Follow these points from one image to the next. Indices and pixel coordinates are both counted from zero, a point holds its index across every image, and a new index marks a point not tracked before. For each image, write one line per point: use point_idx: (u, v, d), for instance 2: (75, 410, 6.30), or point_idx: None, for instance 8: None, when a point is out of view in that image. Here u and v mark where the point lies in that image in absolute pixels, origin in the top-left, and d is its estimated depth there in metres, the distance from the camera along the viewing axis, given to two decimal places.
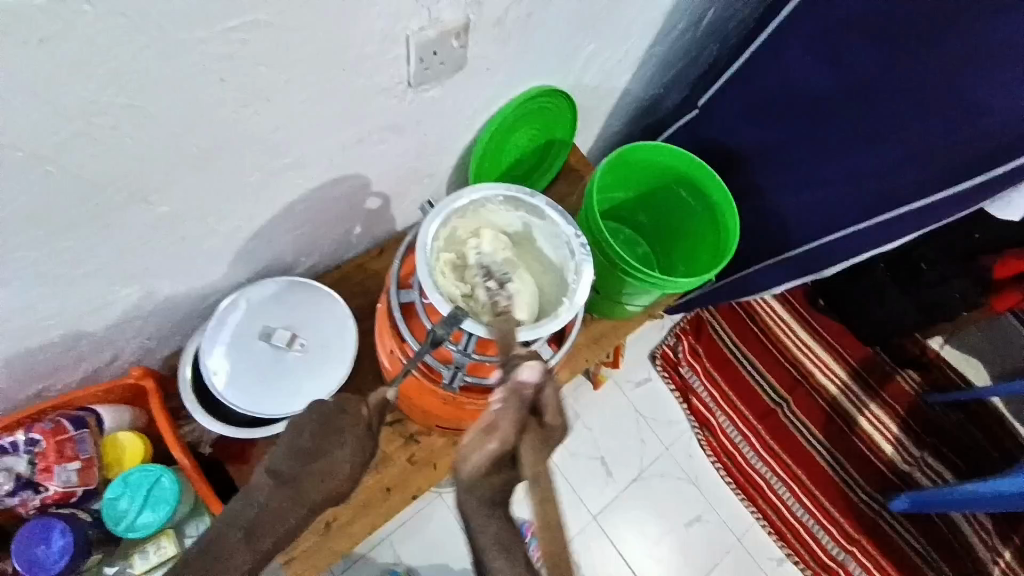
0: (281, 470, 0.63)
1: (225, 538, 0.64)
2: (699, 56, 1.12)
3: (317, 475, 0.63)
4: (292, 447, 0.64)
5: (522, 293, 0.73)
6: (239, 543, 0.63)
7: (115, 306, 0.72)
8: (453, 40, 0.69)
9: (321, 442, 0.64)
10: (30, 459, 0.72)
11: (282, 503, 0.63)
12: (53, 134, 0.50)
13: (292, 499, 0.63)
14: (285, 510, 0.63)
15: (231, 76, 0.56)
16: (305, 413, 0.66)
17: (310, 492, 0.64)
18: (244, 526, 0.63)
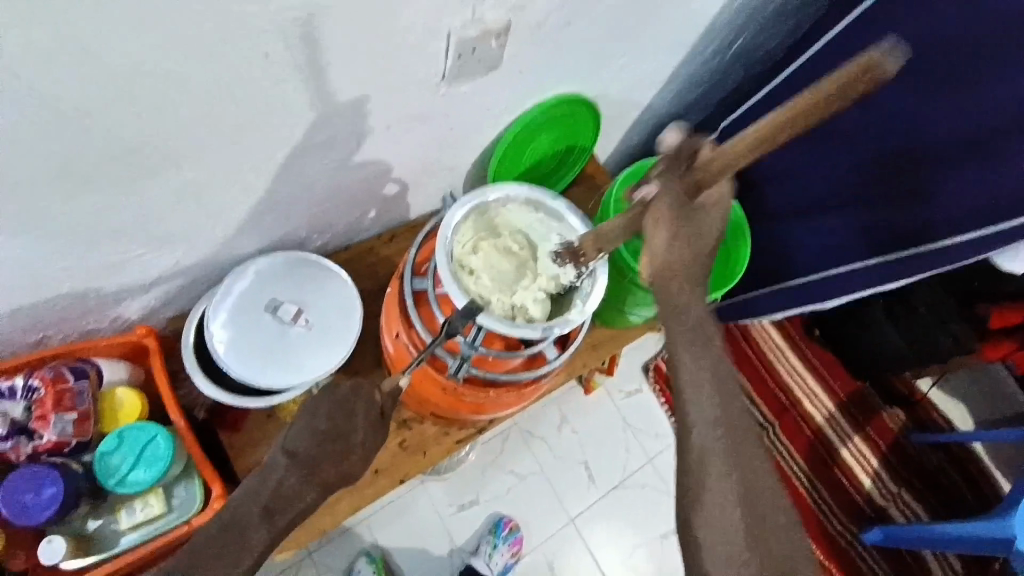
0: (300, 448, 0.66)
1: (241, 515, 0.64)
2: (728, 77, 1.13)
3: (333, 454, 0.67)
4: (309, 429, 0.67)
5: (531, 297, 0.75)
6: (256, 518, 0.63)
7: (130, 265, 0.73)
8: (493, 40, 0.69)
9: (337, 422, 0.67)
10: (26, 405, 0.73)
11: (297, 482, 0.65)
12: (97, 92, 0.51)
13: (308, 479, 0.65)
14: (300, 489, 0.65)
15: (275, 52, 0.56)
16: (317, 395, 0.69)
17: (325, 472, 0.67)
18: (262, 504, 0.64)
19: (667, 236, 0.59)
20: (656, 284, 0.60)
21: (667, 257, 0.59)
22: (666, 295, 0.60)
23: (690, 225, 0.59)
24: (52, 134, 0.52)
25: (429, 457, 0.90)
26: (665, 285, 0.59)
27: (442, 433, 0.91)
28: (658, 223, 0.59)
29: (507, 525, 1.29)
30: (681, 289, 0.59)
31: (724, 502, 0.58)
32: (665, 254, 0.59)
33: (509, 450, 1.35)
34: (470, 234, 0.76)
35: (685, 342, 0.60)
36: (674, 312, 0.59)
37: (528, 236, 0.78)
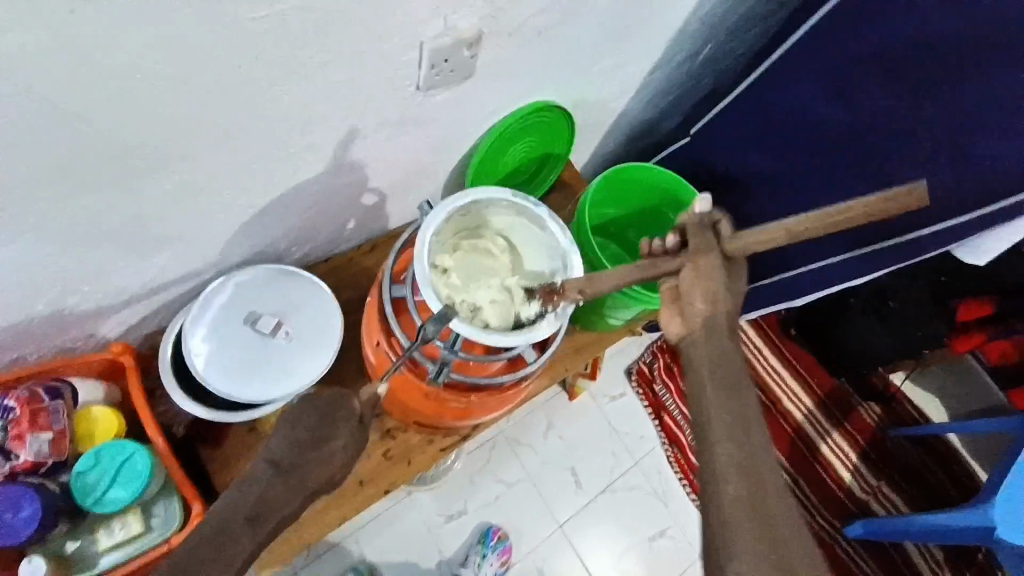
0: (282, 458, 0.65)
1: (227, 527, 0.63)
2: (696, 85, 1.17)
3: (316, 463, 0.65)
4: (290, 438, 0.66)
5: (499, 300, 0.74)
6: (240, 530, 0.63)
7: (107, 280, 0.72)
8: (466, 49, 0.71)
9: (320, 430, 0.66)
10: (2, 424, 0.71)
11: (281, 491, 0.64)
12: (76, 104, 0.51)
13: (293, 488, 0.64)
14: (283, 499, 0.64)
15: (252, 63, 0.57)
16: (299, 406, 0.68)
17: (308, 481, 0.65)
18: (246, 512, 0.63)
19: (703, 292, 0.60)
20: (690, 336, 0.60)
21: (704, 310, 0.60)
22: (698, 344, 0.60)
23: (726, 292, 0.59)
24: (31, 146, 0.52)
25: (414, 466, 0.90)
26: (699, 335, 0.60)
27: (426, 442, 0.91)
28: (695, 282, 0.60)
29: (496, 533, 1.28)
30: (716, 339, 0.59)
31: (751, 562, 0.50)
32: (702, 307, 0.60)
33: (496, 458, 1.35)
34: (450, 233, 0.78)
35: (711, 388, 0.58)
36: (708, 360, 0.59)
37: (506, 242, 0.80)
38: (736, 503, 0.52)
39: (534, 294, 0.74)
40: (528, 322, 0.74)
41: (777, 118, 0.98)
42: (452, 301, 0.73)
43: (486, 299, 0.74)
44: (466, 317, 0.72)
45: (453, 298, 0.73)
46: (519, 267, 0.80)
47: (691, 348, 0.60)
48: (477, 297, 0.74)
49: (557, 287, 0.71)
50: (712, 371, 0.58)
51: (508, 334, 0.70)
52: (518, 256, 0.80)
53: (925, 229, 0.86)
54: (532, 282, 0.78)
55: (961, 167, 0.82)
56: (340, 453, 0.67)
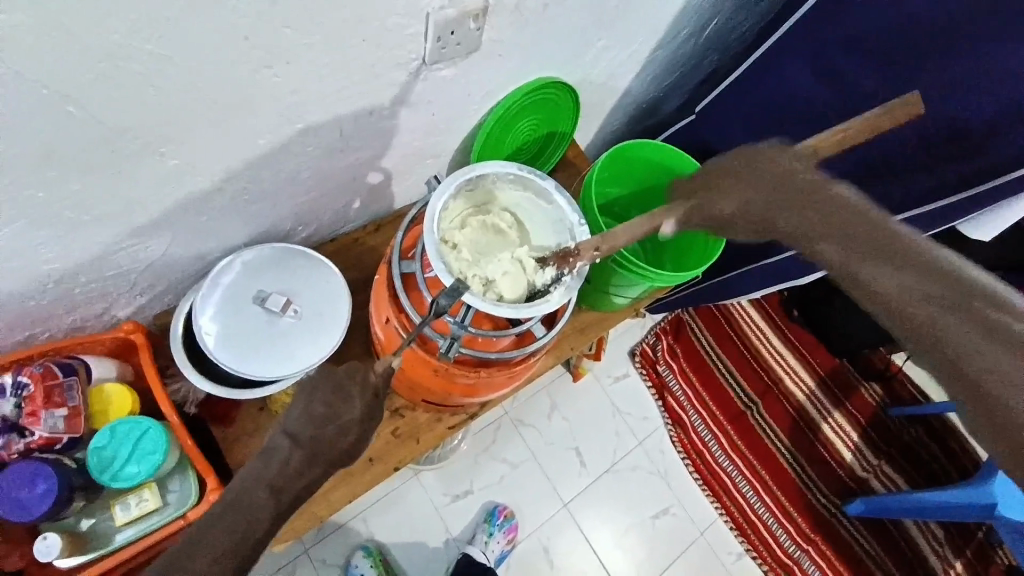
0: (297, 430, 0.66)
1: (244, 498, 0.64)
2: (701, 64, 1.16)
3: (333, 435, 0.66)
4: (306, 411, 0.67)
5: (511, 273, 0.74)
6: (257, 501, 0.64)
7: (115, 258, 0.72)
8: (471, 22, 0.70)
9: (336, 404, 0.67)
10: (15, 402, 0.72)
11: (300, 464, 0.65)
12: (80, 75, 0.51)
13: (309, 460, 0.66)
14: (302, 470, 0.65)
15: (256, 36, 0.56)
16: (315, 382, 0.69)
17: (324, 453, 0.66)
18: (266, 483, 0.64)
19: (841, 261, 0.59)
20: (882, 289, 0.56)
21: (897, 272, 0.56)
22: (914, 304, 0.55)
23: (783, 196, 0.63)
24: (34, 118, 0.52)
25: (422, 444, 0.91)
26: (922, 286, 0.54)
27: (434, 420, 0.92)
28: (839, 253, 0.59)
29: (502, 512, 1.30)
30: (951, 275, 0.54)
31: None
32: (875, 275, 0.57)
33: (501, 438, 1.37)
34: (457, 209, 0.77)
35: (950, 335, 0.52)
36: (955, 302, 0.53)
37: (514, 217, 0.80)
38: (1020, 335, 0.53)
39: (547, 263, 0.74)
40: (541, 295, 0.75)
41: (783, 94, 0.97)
42: (464, 275, 0.73)
43: (498, 271, 0.74)
44: (479, 291, 0.72)
45: (465, 273, 0.73)
46: (528, 240, 0.80)
47: (902, 308, 0.55)
48: (489, 270, 0.74)
49: (571, 252, 0.72)
50: (911, 328, 0.55)
51: (518, 307, 0.70)
52: (526, 229, 0.80)
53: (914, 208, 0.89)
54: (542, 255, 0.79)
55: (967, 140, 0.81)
56: (352, 428, 0.67)
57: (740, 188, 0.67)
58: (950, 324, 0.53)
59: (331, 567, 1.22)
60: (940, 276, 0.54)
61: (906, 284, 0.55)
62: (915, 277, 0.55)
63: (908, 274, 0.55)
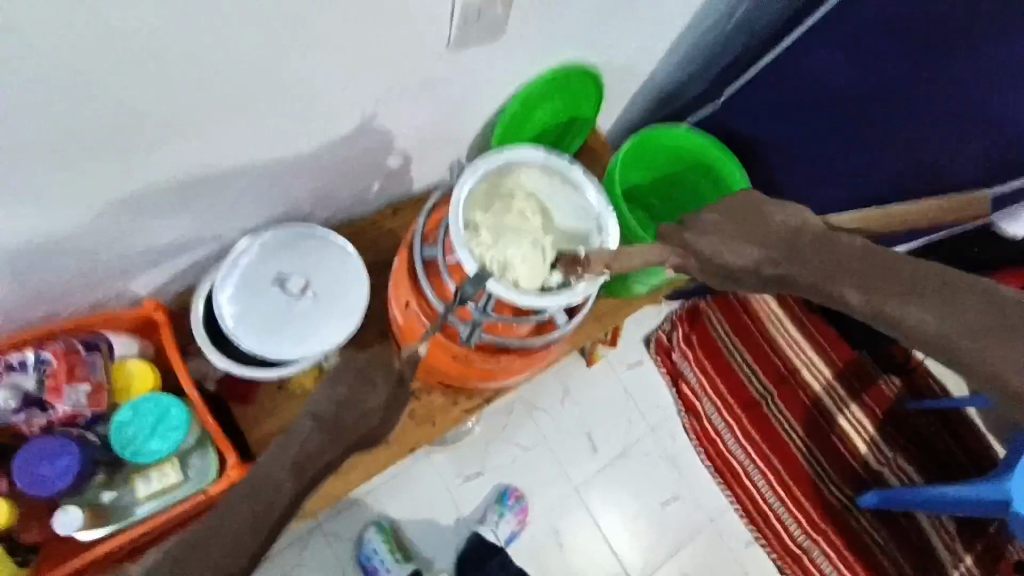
0: None
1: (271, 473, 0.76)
2: (732, 45, 1.11)
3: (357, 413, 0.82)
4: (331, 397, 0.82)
5: (532, 263, 0.72)
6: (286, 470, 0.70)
7: (136, 238, 0.72)
8: (499, 3, 0.68)
9: None
10: (38, 377, 0.74)
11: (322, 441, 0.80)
12: (100, 60, 0.49)
13: None
14: (323, 447, 0.80)
15: (279, 17, 0.54)
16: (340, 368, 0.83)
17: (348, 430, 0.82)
18: None
19: (854, 297, 0.56)
20: (909, 320, 0.52)
21: (918, 299, 0.52)
22: (956, 333, 0.49)
23: (784, 242, 0.63)
24: (54, 102, 0.51)
25: (437, 427, 0.91)
26: (952, 312, 0.50)
27: (449, 404, 0.92)
28: (854, 290, 0.56)
29: (513, 494, 1.31)
30: (986, 296, 0.49)
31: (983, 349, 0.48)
32: (896, 307, 0.53)
33: (513, 423, 1.37)
34: (485, 188, 0.76)
35: (995, 357, 0.47)
36: (998, 323, 0.48)
37: (543, 202, 0.77)
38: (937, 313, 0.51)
39: (565, 262, 0.73)
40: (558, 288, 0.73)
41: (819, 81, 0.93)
42: (484, 255, 0.71)
43: (518, 254, 0.71)
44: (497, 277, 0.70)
45: (485, 257, 0.70)
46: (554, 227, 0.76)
47: (935, 335, 0.50)
48: (510, 253, 0.71)
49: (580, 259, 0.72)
50: (953, 358, 0.49)
51: (539, 295, 0.70)
52: (554, 217, 0.77)
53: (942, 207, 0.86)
54: (564, 245, 0.76)
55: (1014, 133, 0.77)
56: None
57: (736, 234, 0.67)
58: (994, 347, 0.47)
59: (344, 541, 1.25)
60: (971, 298, 0.50)
61: (937, 314, 0.51)
62: (942, 302, 0.51)
63: (932, 300, 0.51)
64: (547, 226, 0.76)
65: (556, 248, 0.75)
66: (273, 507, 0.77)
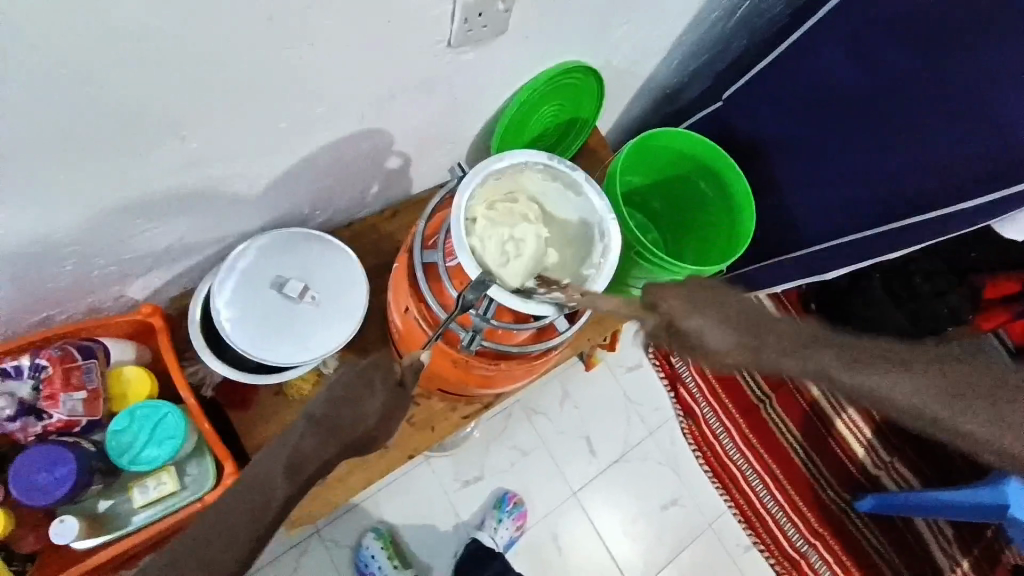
0: None
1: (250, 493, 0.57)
2: (729, 47, 1.11)
3: (351, 420, 0.58)
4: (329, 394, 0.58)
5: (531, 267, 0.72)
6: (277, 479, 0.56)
7: (133, 240, 0.71)
8: (500, 3, 0.67)
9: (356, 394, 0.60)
10: (33, 384, 0.72)
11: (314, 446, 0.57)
12: (103, 55, 0.49)
13: None
14: (317, 453, 0.57)
15: (280, 15, 0.54)
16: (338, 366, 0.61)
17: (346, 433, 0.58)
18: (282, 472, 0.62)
19: (851, 375, 0.39)
20: (901, 397, 0.39)
21: (900, 367, 0.39)
22: (939, 403, 0.39)
23: (757, 314, 0.40)
24: (55, 100, 0.50)
25: (437, 433, 0.91)
26: (930, 378, 0.39)
27: (449, 409, 0.92)
28: (838, 365, 0.39)
29: (512, 499, 1.31)
30: (943, 354, 0.40)
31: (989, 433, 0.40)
32: (886, 384, 0.39)
33: (511, 427, 1.36)
34: (490, 190, 0.76)
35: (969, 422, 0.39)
36: (967, 386, 0.39)
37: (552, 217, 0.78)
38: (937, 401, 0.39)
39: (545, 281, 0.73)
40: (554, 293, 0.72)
41: (818, 84, 0.93)
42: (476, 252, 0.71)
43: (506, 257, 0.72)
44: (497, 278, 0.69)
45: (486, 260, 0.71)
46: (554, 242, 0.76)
47: (925, 408, 0.39)
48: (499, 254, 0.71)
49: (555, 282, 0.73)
50: (941, 430, 0.39)
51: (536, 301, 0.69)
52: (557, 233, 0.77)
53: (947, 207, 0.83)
54: (564, 251, 0.76)
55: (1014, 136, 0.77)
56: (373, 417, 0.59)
57: (707, 307, 0.40)
58: (968, 410, 0.39)
59: (342, 547, 1.24)
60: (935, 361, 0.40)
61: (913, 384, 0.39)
62: (921, 371, 0.39)
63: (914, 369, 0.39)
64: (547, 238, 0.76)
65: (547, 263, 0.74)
66: (267, 510, 0.56)
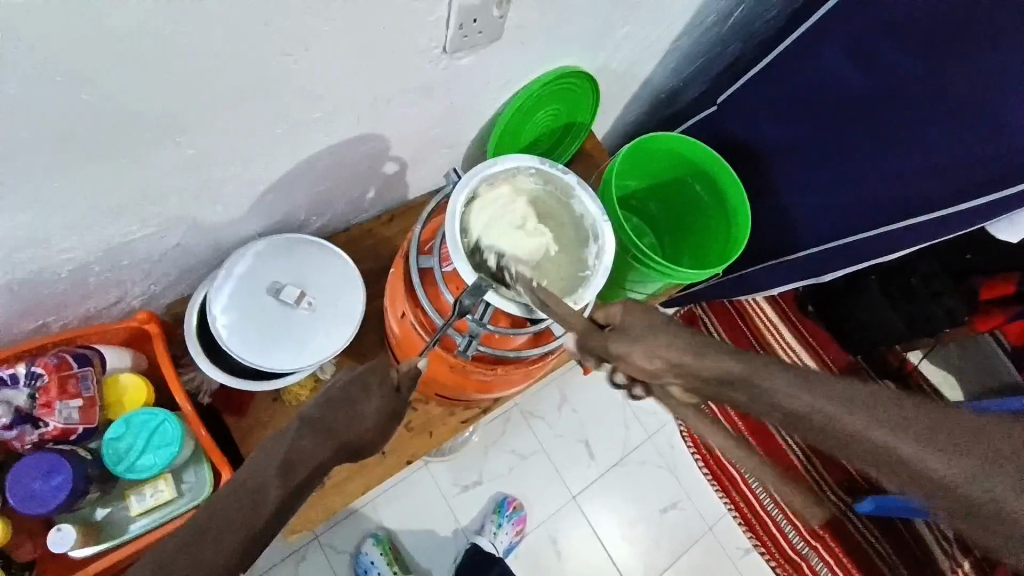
0: None
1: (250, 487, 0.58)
2: (724, 51, 1.12)
3: (347, 420, 0.59)
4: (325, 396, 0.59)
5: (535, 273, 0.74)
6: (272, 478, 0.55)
7: (129, 246, 0.71)
8: (495, 8, 0.67)
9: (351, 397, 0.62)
10: (30, 393, 0.72)
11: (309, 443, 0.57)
12: (100, 60, 0.49)
13: None
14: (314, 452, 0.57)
15: (277, 20, 0.54)
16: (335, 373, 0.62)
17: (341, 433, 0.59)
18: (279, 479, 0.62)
19: (804, 399, 0.35)
20: (862, 429, 0.34)
21: (871, 403, 0.35)
22: (913, 442, 0.33)
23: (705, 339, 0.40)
24: (50, 105, 0.50)
25: (435, 438, 0.91)
26: (902, 416, 0.34)
27: (447, 413, 0.92)
28: (792, 389, 0.36)
29: (512, 503, 1.30)
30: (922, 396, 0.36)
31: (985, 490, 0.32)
32: (849, 417, 0.35)
33: (510, 430, 1.36)
34: (488, 195, 0.75)
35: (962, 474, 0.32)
36: (952, 429, 0.34)
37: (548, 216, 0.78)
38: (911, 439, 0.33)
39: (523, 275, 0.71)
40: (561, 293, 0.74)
41: (813, 87, 0.94)
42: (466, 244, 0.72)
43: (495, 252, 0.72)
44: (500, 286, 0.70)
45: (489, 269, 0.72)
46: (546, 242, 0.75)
47: (895, 446, 0.34)
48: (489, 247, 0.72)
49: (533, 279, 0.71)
50: (916, 477, 0.33)
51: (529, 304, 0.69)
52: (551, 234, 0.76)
53: (940, 210, 0.84)
54: (567, 251, 0.77)
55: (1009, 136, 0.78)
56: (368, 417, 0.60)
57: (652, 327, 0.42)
58: (954, 458, 0.33)
59: (341, 553, 1.23)
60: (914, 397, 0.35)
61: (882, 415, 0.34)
62: (895, 408, 0.34)
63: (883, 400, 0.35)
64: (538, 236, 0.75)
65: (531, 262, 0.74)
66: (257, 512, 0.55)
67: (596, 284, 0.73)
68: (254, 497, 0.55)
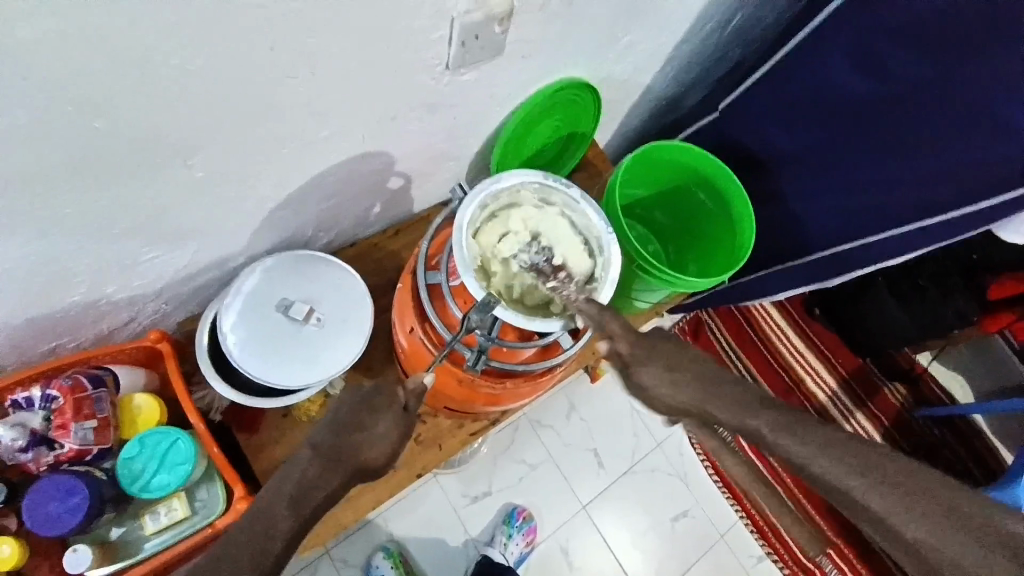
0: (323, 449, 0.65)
1: (254, 528, 0.54)
2: (724, 58, 1.12)
3: (356, 446, 0.59)
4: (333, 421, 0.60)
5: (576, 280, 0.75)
6: (282, 503, 0.55)
7: (139, 267, 0.72)
8: (496, 25, 0.68)
9: (362, 420, 0.60)
10: (45, 415, 0.73)
11: (318, 473, 0.56)
12: (111, 88, 0.50)
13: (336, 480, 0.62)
14: (321, 479, 0.56)
15: (283, 45, 0.55)
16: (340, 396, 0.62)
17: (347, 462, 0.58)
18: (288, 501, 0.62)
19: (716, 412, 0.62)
20: (740, 423, 0.61)
21: (753, 414, 0.61)
22: (781, 439, 0.60)
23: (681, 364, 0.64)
24: (65, 131, 0.51)
25: (445, 450, 0.91)
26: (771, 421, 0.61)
27: (456, 425, 0.92)
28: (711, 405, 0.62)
29: (521, 514, 1.30)
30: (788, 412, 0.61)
31: (809, 457, 0.59)
32: (742, 419, 0.61)
33: (518, 441, 1.36)
34: (497, 212, 0.77)
35: (845, 469, 0.58)
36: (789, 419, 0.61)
37: (564, 219, 0.78)
38: (773, 427, 0.60)
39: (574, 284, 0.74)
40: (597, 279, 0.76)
41: (814, 92, 0.94)
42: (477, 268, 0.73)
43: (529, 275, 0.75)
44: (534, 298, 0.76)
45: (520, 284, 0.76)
46: (574, 244, 0.77)
47: (758, 434, 0.61)
48: (519, 267, 0.76)
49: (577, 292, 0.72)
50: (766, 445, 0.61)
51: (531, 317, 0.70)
52: (574, 234, 0.78)
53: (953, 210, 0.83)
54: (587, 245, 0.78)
55: (1011, 139, 0.76)
56: (381, 439, 0.60)
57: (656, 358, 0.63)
58: (792, 438, 0.60)
59: (353, 567, 1.23)
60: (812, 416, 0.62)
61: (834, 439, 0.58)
62: (766, 416, 0.61)
63: (817, 428, 0.60)
64: (561, 243, 0.77)
65: (569, 266, 0.76)
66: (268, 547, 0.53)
67: (606, 291, 0.74)
68: (262, 519, 0.54)
